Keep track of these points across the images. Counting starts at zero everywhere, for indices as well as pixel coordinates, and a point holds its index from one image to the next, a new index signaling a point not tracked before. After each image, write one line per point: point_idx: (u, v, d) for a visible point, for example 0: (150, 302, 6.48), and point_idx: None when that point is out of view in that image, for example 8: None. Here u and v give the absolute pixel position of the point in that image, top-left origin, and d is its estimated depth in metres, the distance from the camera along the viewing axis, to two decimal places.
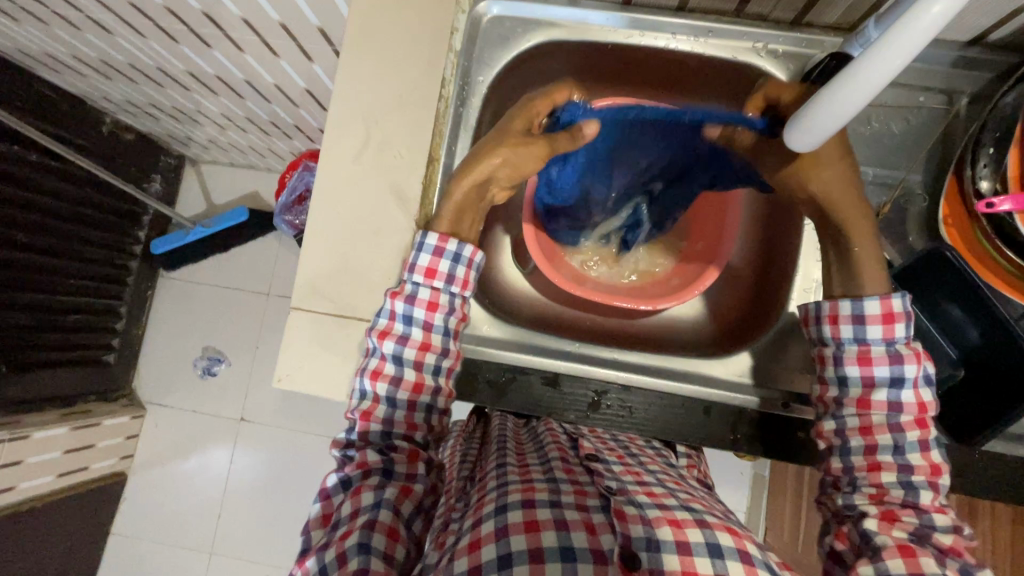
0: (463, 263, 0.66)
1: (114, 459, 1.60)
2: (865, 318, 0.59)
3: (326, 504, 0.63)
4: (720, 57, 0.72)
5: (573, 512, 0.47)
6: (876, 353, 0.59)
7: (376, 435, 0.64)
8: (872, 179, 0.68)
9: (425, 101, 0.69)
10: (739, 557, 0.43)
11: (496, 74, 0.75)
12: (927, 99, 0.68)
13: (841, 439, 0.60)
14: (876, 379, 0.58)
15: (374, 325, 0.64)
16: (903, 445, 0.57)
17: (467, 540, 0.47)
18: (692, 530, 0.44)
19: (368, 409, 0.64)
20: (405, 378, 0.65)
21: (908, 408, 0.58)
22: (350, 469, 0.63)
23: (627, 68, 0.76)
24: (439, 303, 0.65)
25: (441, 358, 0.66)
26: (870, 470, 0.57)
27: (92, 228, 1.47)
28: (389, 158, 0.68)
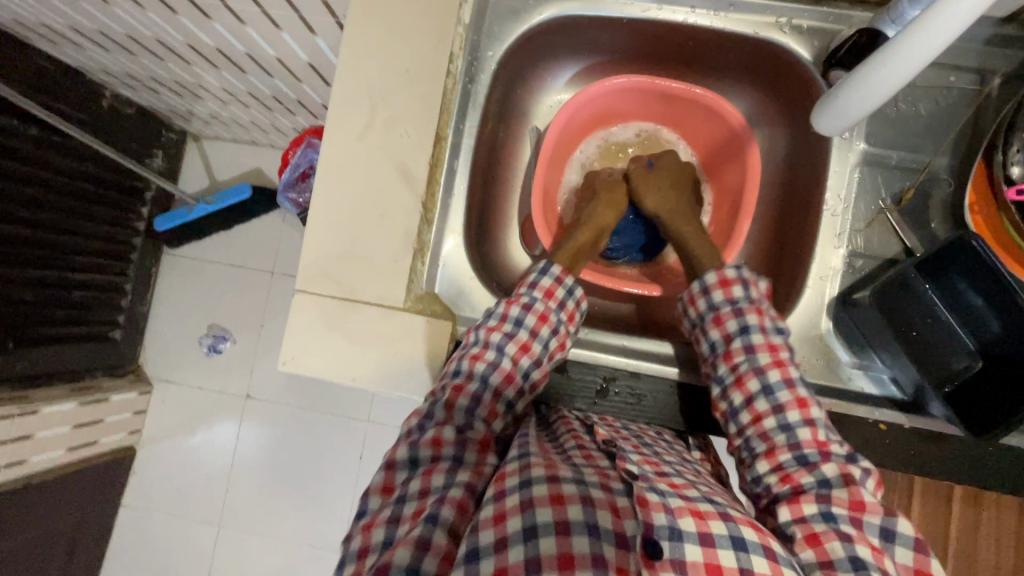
0: (573, 299, 0.66)
1: (123, 434, 1.62)
2: (708, 289, 0.64)
3: (388, 474, 0.54)
4: (742, 32, 0.69)
5: (598, 491, 0.46)
6: (725, 313, 0.62)
7: (461, 413, 0.56)
8: (896, 163, 0.66)
9: (433, 77, 0.66)
10: (763, 553, 0.44)
11: (506, 49, 0.72)
12: (958, 79, 0.66)
13: (730, 410, 0.59)
14: (733, 336, 0.61)
15: (484, 323, 0.63)
16: (788, 424, 0.55)
17: (492, 512, 0.45)
18: (715, 523, 0.45)
19: (460, 384, 0.57)
20: (501, 365, 0.60)
21: (763, 353, 0.59)
22: (421, 446, 0.54)
23: (645, 43, 0.74)
24: (547, 319, 0.64)
25: (533, 364, 0.62)
26: (758, 430, 0.56)
27: (95, 204, 1.46)
28: (395, 136, 0.66)
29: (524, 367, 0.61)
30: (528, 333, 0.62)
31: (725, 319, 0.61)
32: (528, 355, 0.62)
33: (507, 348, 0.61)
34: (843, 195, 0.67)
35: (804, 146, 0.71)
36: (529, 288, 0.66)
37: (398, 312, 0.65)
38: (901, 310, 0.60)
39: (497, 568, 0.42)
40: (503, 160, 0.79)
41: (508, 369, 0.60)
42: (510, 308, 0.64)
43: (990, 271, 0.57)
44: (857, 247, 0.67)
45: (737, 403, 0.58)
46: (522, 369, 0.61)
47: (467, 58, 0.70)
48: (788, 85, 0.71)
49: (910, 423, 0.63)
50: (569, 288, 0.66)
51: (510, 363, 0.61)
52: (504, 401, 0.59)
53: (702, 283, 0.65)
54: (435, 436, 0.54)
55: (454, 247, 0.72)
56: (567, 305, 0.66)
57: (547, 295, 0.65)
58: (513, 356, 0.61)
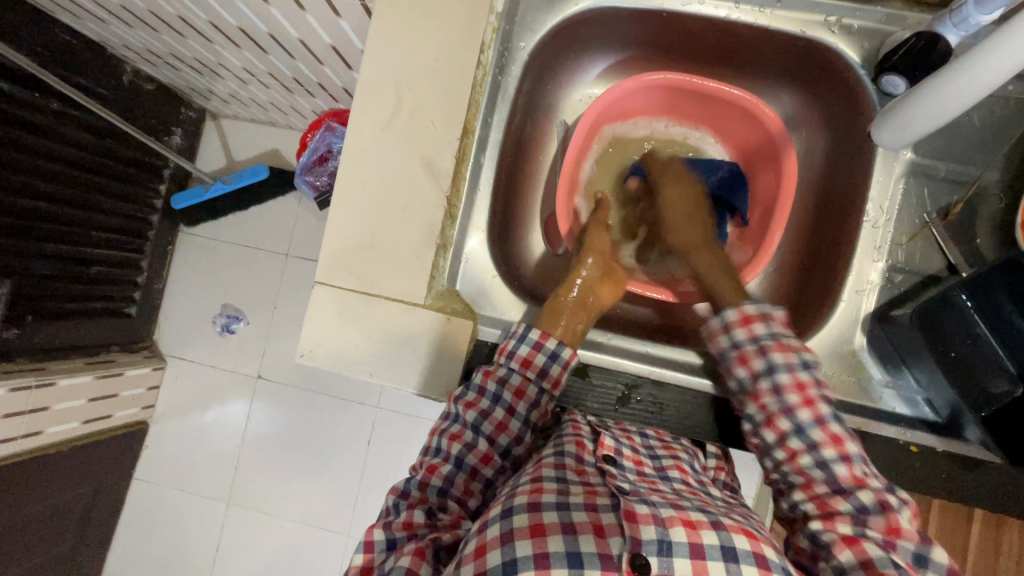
0: (559, 363, 0.61)
1: (136, 408, 1.64)
2: (783, 334, 0.60)
3: (366, 555, 0.55)
4: (787, 31, 0.65)
5: (581, 514, 0.45)
6: (807, 375, 0.58)
7: (435, 494, 0.57)
8: (944, 175, 0.64)
9: (463, 68, 0.64)
10: (755, 563, 0.42)
11: (538, 40, 0.69)
12: (1016, 88, 0.62)
13: (813, 454, 0.55)
14: (818, 396, 0.57)
15: (462, 396, 0.60)
16: (819, 443, 0.55)
17: (473, 545, 0.45)
18: (707, 533, 0.43)
19: (435, 464, 0.58)
20: (477, 447, 0.59)
21: (848, 423, 0.56)
22: (396, 528, 0.54)
23: (683, 41, 0.71)
24: (525, 393, 0.61)
25: (512, 442, 0.61)
26: (854, 481, 0.54)
27: (114, 181, 1.46)
28: (421, 128, 0.64)
29: (502, 446, 0.60)
30: (505, 410, 0.60)
31: (808, 382, 0.57)
32: (505, 434, 0.60)
33: (482, 427, 0.59)
34: (885, 205, 0.64)
35: (845, 152, 0.68)
36: (507, 356, 0.62)
37: (418, 310, 0.63)
38: (938, 329, 0.58)
39: None
40: (528, 154, 0.77)
41: (484, 450, 0.59)
42: (487, 381, 0.60)
43: None
44: (897, 262, 0.64)
45: (775, 406, 0.57)
46: (500, 448, 0.60)
47: (498, 48, 0.68)
48: (830, 87, 0.68)
49: (942, 445, 0.60)
50: (552, 353, 0.61)
51: (485, 443, 0.59)
52: (498, 449, 0.60)
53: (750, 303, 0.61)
54: (407, 517, 0.55)
55: (477, 246, 0.71)
56: (550, 373, 0.61)
57: (525, 365, 0.61)
58: (489, 435, 0.60)
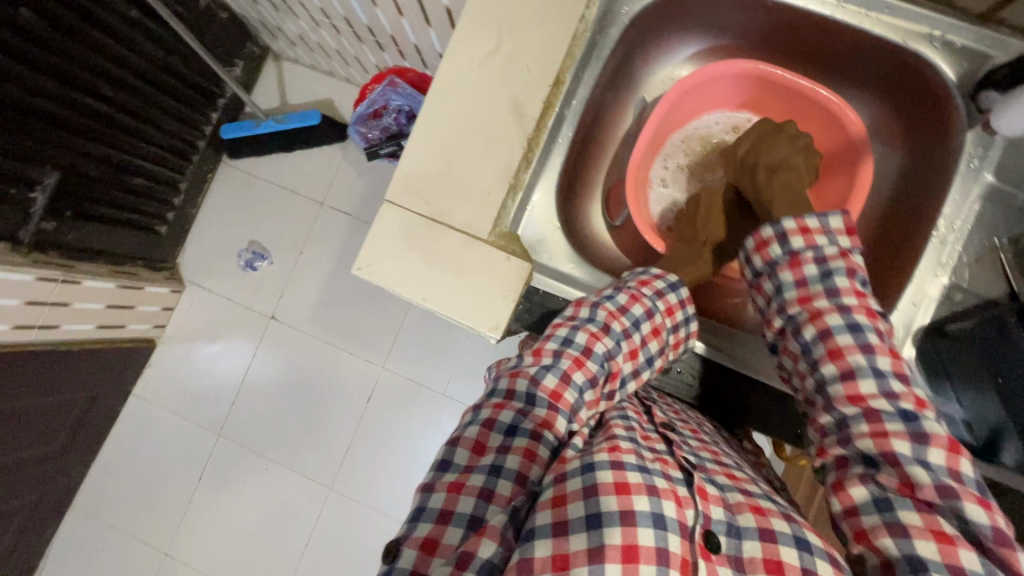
0: (688, 327, 0.64)
1: (147, 326, 1.65)
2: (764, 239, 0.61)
3: (481, 432, 0.50)
4: (889, 39, 0.65)
5: (662, 480, 0.46)
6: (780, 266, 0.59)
7: (575, 392, 0.53)
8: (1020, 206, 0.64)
9: (567, 21, 0.65)
10: (828, 559, 0.44)
11: (640, 8, 0.70)
12: None
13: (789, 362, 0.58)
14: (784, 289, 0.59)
15: (606, 306, 0.59)
16: (809, 346, 0.55)
17: (551, 493, 0.45)
18: (778, 521, 0.46)
19: (581, 360, 0.54)
20: (613, 359, 0.57)
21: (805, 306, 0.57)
22: (529, 416, 0.51)
23: (781, 35, 0.72)
24: (660, 333, 0.61)
25: (632, 376, 0.59)
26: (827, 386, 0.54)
27: (171, 98, 1.48)
28: (516, 70, 0.65)
29: (625, 375, 0.58)
30: (640, 339, 0.59)
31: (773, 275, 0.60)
32: (633, 363, 0.59)
33: (621, 344, 0.57)
34: (956, 225, 0.64)
35: (921, 174, 0.69)
36: (656, 294, 0.62)
37: (482, 245, 0.64)
38: (992, 351, 0.59)
39: (555, 551, 0.42)
40: (606, 123, 0.78)
41: (615, 366, 0.57)
42: (634, 305, 0.60)
43: None
44: (960, 281, 0.64)
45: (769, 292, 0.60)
46: (623, 376, 0.58)
47: (602, 8, 0.68)
48: (919, 106, 0.69)
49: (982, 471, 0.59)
50: (689, 316, 0.64)
51: (619, 362, 0.57)
52: (622, 376, 0.58)
53: (778, 226, 0.60)
54: (548, 411, 0.51)
55: (541, 200, 0.72)
56: (678, 331, 0.63)
57: (669, 311, 0.62)
58: (622, 358, 0.58)
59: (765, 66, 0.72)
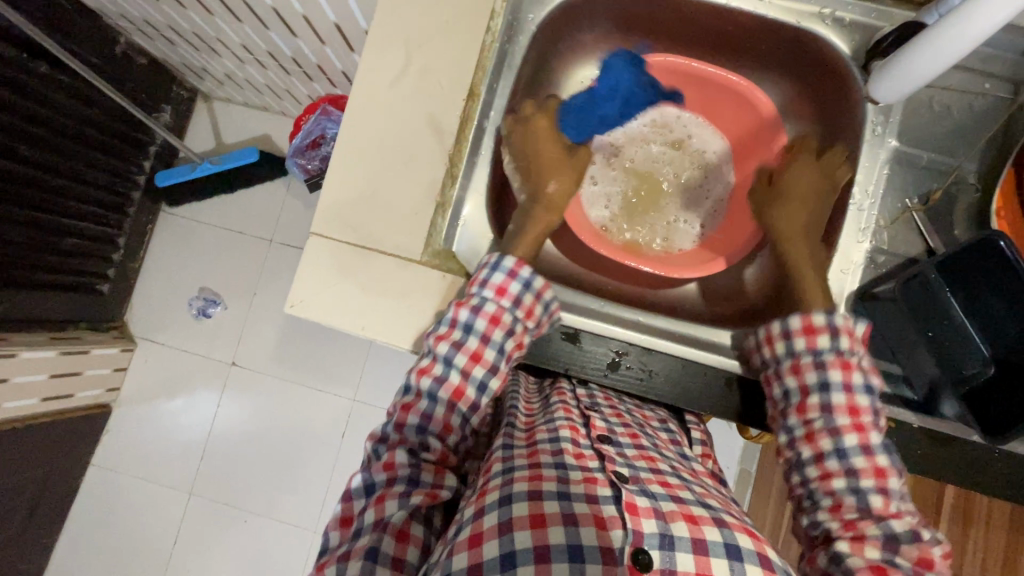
0: (532, 291, 0.61)
1: (99, 391, 1.57)
2: (789, 333, 0.59)
3: (347, 505, 0.56)
4: (783, 22, 0.68)
5: (582, 505, 0.47)
6: (804, 362, 0.58)
7: (413, 431, 0.56)
8: (926, 164, 0.66)
9: (474, 34, 0.65)
10: (755, 559, 0.46)
11: (545, 15, 0.71)
12: (991, 87, 0.66)
13: (793, 452, 0.58)
14: (807, 385, 0.58)
15: (434, 330, 0.59)
16: (844, 448, 0.55)
17: (468, 532, 0.47)
18: (709, 529, 0.46)
19: (411, 402, 0.58)
20: (450, 379, 0.58)
21: (841, 411, 0.56)
22: (375, 471, 0.55)
23: (685, 27, 0.74)
24: (500, 321, 0.59)
25: (489, 374, 0.59)
26: (822, 478, 0.56)
27: (97, 152, 1.42)
28: (429, 87, 0.65)
29: (477, 378, 0.59)
30: (479, 339, 0.59)
31: (804, 369, 0.58)
32: (481, 365, 0.59)
33: (455, 360, 0.58)
34: (870, 190, 0.66)
35: (831, 146, 0.71)
36: (481, 286, 0.60)
37: (415, 266, 0.63)
38: (919, 311, 0.61)
39: None
40: None
41: (456, 383, 0.58)
42: (460, 312, 0.59)
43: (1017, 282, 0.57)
44: (881, 243, 0.66)
45: (789, 387, 0.59)
46: (475, 381, 0.59)
47: (508, 18, 0.69)
48: (820, 80, 0.71)
49: (919, 422, 0.62)
50: (526, 281, 0.61)
51: (459, 377, 0.58)
52: (474, 382, 0.59)
53: (784, 323, 0.60)
54: (387, 458, 0.55)
55: (473, 211, 0.69)
56: (523, 301, 0.60)
57: (500, 293, 0.60)
58: (463, 368, 0.58)
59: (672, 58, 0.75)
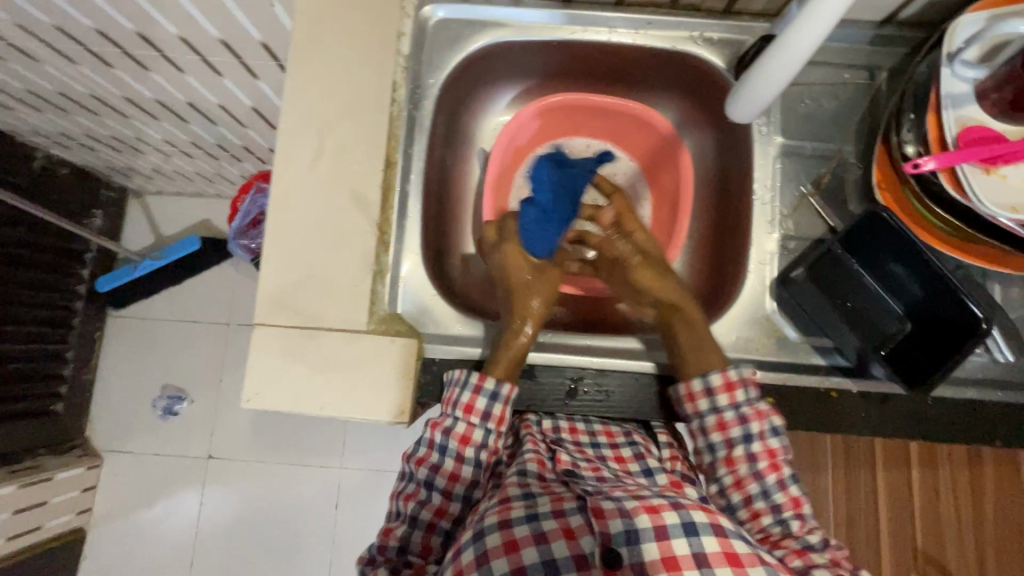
0: (500, 401, 0.62)
1: (70, 515, 1.49)
2: (712, 390, 0.62)
3: None
4: (661, 48, 0.75)
5: (551, 521, 0.49)
6: (728, 418, 0.62)
7: (395, 551, 0.60)
8: (811, 152, 0.73)
9: (380, 106, 0.69)
10: (710, 529, 0.46)
11: (445, 77, 0.75)
12: (851, 75, 0.73)
13: (725, 498, 0.63)
14: (733, 438, 0.62)
15: (413, 453, 0.64)
16: (767, 489, 0.60)
17: (452, 566, 0.49)
18: (667, 513, 0.47)
19: (393, 527, 0.62)
20: (431, 501, 0.62)
21: (761, 458, 0.61)
22: None
23: (576, 65, 0.80)
24: (470, 439, 0.62)
25: (470, 488, 0.63)
26: (753, 517, 0.60)
27: (29, 270, 1.38)
28: (346, 163, 0.68)
29: (459, 494, 0.63)
30: (454, 459, 0.62)
31: (729, 426, 0.61)
32: (459, 483, 0.62)
33: (435, 483, 0.62)
34: (769, 184, 0.73)
35: (729, 149, 0.78)
36: (452, 405, 0.63)
37: (362, 335, 0.65)
38: (834, 283, 0.67)
39: None
40: (454, 182, 0.82)
41: (438, 503, 0.62)
42: (435, 435, 0.63)
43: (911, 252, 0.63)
44: (789, 231, 0.72)
45: (716, 441, 0.62)
46: (457, 497, 0.62)
47: (410, 85, 0.73)
48: (705, 93, 0.78)
49: (858, 386, 0.66)
50: (493, 392, 0.62)
51: (440, 497, 0.62)
52: (457, 497, 0.62)
53: (706, 381, 0.62)
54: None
55: (412, 267, 0.73)
56: (493, 413, 0.62)
57: (468, 412, 0.62)
58: (444, 488, 0.62)
59: (570, 95, 0.80)
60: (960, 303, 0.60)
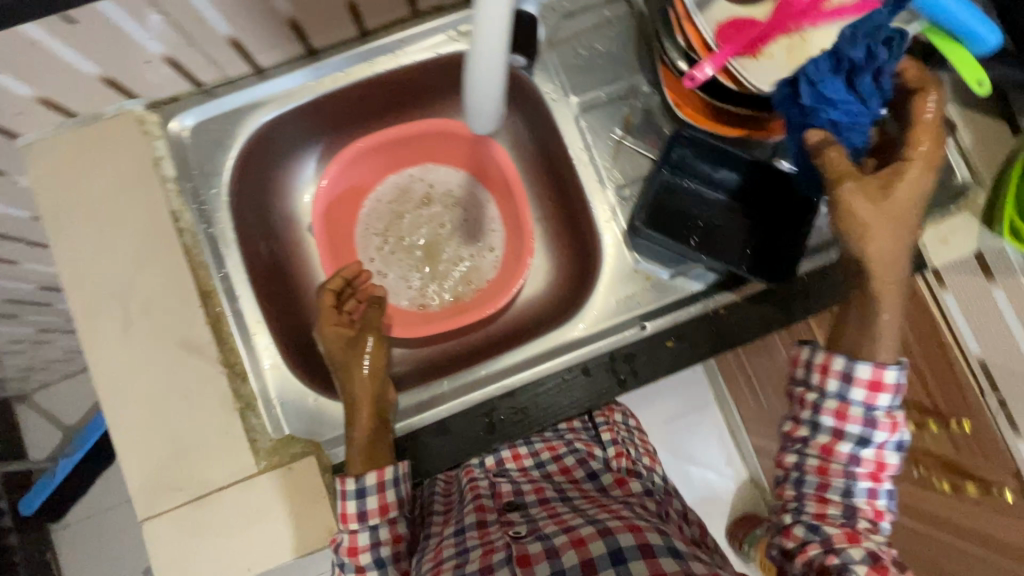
0: (370, 495, 0.58)
1: None
2: (854, 377, 0.53)
3: None
4: (426, 60, 0.72)
5: None
6: (853, 411, 0.53)
7: None
8: (608, 98, 0.72)
9: (170, 245, 0.64)
10: (637, 549, 0.52)
11: (227, 180, 0.69)
12: (612, 11, 0.73)
13: (796, 470, 0.56)
14: (847, 431, 0.54)
15: None
16: (850, 486, 0.54)
17: None
18: (593, 544, 0.52)
19: None
20: None
21: (866, 462, 0.55)
22: None
23: (358, 109, 0.76)
24: (358, 548, 0.58)
25: None
26: (818, 500, 0.55)
27: None
28: (160, 316, 0.62)
29: None
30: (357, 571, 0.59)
31: (851, 417, 0.53)
32: None
33: None
34: (586, 142, 0.71)
35: (534, 125, 0.76)
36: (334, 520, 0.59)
37: (255, 479, 0.60)
38: (679, 210, 0.69)
39: None
40: (294, 272, 0.76)
41: None
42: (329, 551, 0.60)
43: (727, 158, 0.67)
44: (619, 180, 0.71)
45: (824, 423, 0.54)
46: None
47: (194, 208, 0.68)
48: None
49: (738, 295, 0.68)
50: (358, 491, 0.57)
51: None
52: None
53: (851, 362, 0.53)
54: None
55: (277, 380, 0.66)
56: (369, 509, 0.58)
57: (344, 520, 0.58)
58: None
59: (364, 140, 0.76)
60: (788, 185, 0.66)
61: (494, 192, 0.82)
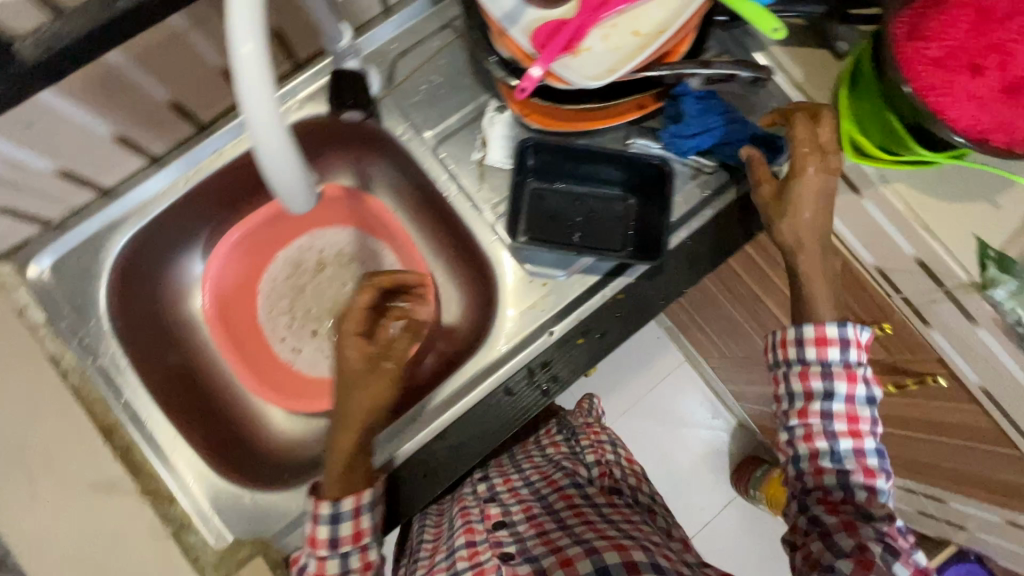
0: (343, 519, 0.58)
1: None
2: (811, 339, 0.56)
3: None
4: None
5: None
6: (815, 372, 0.56)
7: None
8: (460, 123, 0.73)
9: (56, 391, 0.62)
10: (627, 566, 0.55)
11: (105, 309, 0.68)
12: (439, 40, 0.74)
13: (791, 448, 0.58)
14: (816, 395, 0.56)
15: None
16: (838, 455, 0.55)
17: None
18: (581, 562, 0.56)
19: None
20: None
21: (840, 419, 0.56)
22: None
23: (226, 198, 0.75)
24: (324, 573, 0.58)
25: None
26: (815, 473, 0.56)
27: None
28: (62, 466, 0.60)
29: None
30: None
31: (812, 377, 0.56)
32: None
33: None
34: (454, 170, 0.72)
35: (400, 167, 0.77)
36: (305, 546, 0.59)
37: None
38: (556, 213, 0.71)
39: None
40: (205, 374, 0.76)
41: None
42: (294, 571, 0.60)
43: (584, 155, 0.69)
44: (492, 200, 0.72)
45: (794, 390, 0.58)
46: None
47: (75, 345, 0.67)
48: (348, 133, 0.76)
49: (630, 277, 0.69)
50: (331, 519, 0.58)
51: None
52: None
53: (800, 329, 0.57)
54: None
55: (205, 487, 0.66)
56: (340, 535, 0.58)
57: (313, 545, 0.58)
58: None
59: (235, 232, 0.77)
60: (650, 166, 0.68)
61: (389, 241, 0.80)
